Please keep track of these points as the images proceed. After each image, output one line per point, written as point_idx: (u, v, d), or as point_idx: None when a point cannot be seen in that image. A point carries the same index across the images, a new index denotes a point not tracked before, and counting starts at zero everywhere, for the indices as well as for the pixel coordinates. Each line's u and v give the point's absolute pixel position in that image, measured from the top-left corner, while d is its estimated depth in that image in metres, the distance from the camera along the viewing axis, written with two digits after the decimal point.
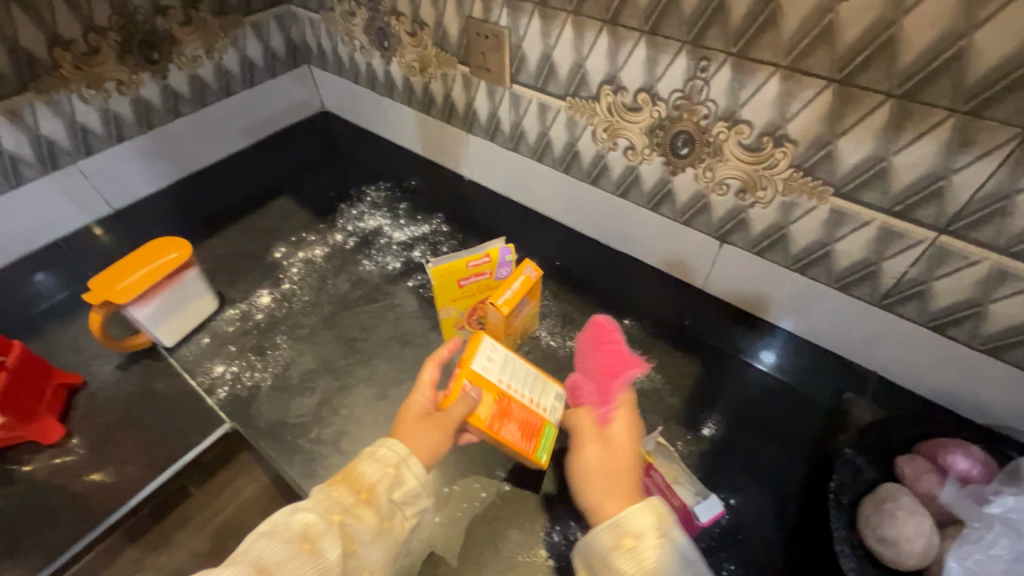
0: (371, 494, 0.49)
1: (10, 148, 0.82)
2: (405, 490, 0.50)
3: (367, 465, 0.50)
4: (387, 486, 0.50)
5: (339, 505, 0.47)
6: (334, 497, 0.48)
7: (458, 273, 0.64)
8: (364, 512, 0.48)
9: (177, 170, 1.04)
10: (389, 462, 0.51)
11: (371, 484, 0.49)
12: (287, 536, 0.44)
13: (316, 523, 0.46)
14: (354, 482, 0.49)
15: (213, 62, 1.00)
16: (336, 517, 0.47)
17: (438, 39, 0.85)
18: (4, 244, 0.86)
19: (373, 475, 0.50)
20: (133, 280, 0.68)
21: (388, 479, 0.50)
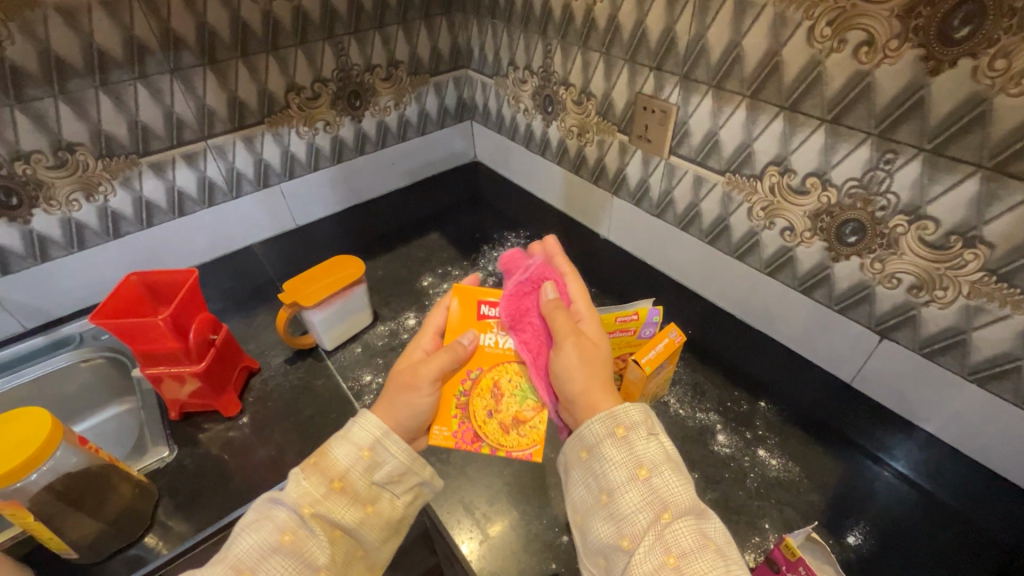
0: (342, 482, 0.49)
1: (239, 166, 1.00)
2: (385, 468, 0.50)
3: (339, 448, 0.50)
4: (360, 471, 0.49)
5: (311, 496, 0.48)
6: (299, 491, 0.48)
7: (605, 326, 0.65)
8: (337, 502, 0.48)
9: (350, 199, 1.19)
10: (363, 445, 0.50)
11: (343, 471, 0.49)
12: (261, 531, 0.45)
13: (292, 518, 0.46)
14: (321, 474, 0.49)
15: (398, 112, 1.16)
16: (307, 508, 0.47)
17: (602, 109, 0.92)
18: (214, 243, 1.04)
19: (346, 462, 0.49)
20: (318, 287, 0.79)
21: (361, 466, 0.49)
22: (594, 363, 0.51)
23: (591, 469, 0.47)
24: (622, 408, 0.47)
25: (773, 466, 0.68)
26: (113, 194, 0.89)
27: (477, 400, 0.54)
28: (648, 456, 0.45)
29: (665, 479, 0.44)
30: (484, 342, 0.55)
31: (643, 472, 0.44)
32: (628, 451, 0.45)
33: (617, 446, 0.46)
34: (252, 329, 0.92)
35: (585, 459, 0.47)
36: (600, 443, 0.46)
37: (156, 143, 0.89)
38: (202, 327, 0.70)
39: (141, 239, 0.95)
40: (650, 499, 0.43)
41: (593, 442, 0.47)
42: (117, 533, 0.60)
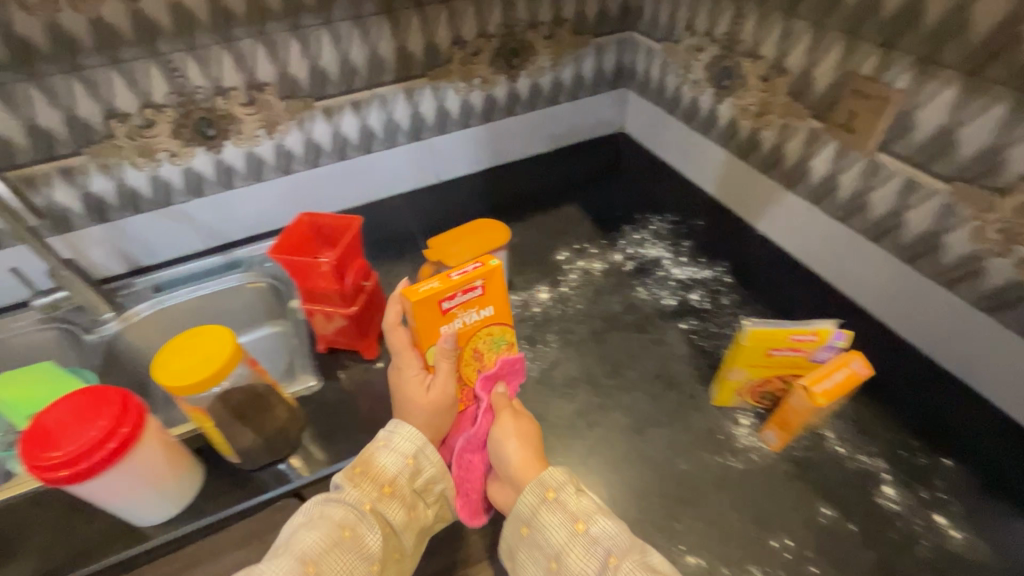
0: (391, 486, 0.57)
1: (397, 117, 1.02)
2: (425, 477, 0.59)
3: (387, 457, 0.58)
4: (405, 476, 0.58)
5: (367, 497, 0.56)
6: (357, 494, 0.56)
7: (776, 342, 0.58)
8: (389, 504, 0.56)
9: (491, 160, 1.18)
10: (408, 453, 0.59)
11: (392, 477, 0.58)
12: (324, 524, 0.53)
13: (350, 513, 0.54)
14: (372, 481, 0.57)
15: (554, 74, 1.11)
16: (367, 505, 0.55)
17: (796, 88, 0.80)
18: (364, 189, 1.09)
19: (394, 469, 0.58)
20: (462, 249, 0.79)
21: (405, 473, 0.58)
22: (525, 428, 0.63)
23: (534, 542, 0.55)
24: (547, 474, 0.57)
25: (955, 539, 0.58)
26: (288, 134, 0.95)
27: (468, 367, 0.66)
28: (580, 511, 0.54)
29: (600, 526, 0.53)
30: (460, 328, 0.62)
31: (580, 526, 0.53)
32: (561, 513, 0.54)
33: (552, 510, 0.55)
34: (392, 278, 0.96)
35: (527, 533, 0.55)
36: (538, 510, 0.55)
37: (331, 88, 0.94)
38: (358, 273, 0.74)
39: (306, 178, 1.02)
40: (595, 546, 0.51)
41: (529, 514, 0.56)
42: (268, 451, 0.66)
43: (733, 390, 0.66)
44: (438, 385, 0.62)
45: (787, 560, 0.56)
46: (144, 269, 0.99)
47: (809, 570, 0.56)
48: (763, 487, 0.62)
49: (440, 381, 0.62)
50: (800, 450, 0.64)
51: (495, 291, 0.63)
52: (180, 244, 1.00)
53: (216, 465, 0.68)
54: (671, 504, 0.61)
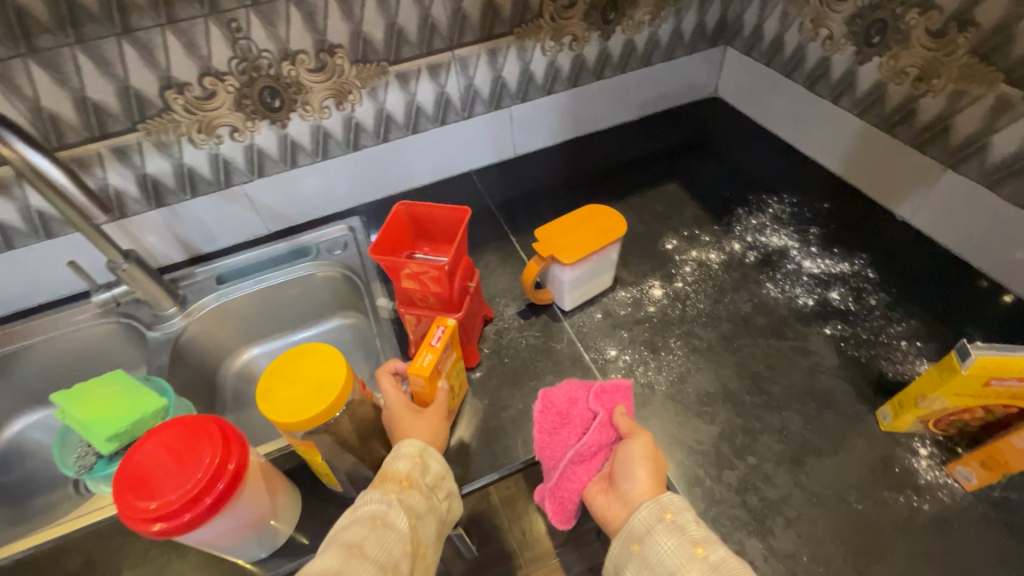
0: (410, 480, 0.51)
1: (477, 83, 0.90)
2: (435, 472, 0.52)
3: (396, 462, 0.52)
4: (419, 471, 0.52)
5: (390, 488, 0.50)
6: (378, 492, 0.50)
7: (1004, 372, 0.47)
8: (412, 494, 0.50)
9: (573, 131, 1.06)
10: (413, 453, 0.52)
11: (409, 471, 0.51)
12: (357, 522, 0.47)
13: (378, 506, 0.48)
14: (387, 480, 0.51)
15: (651, 30, 0.96)
16: (393, 494, 0.49)
17: (984, 46, 0.65)
18: (436, 165, 0.98)
19: (407, 465, 0.52)
20: (575, 242, 0.69)
21: (417, 469, 0.52)
22: (652, 452, 0.51)
23: (643, 561, 0.46)
24: (668, 495, 0.48)
25: None
26: (359, 104, 0.84)
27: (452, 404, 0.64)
28: (700, 534, 0.45)
29: (722, 556, 0.44)
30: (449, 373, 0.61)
31: (699, 551, 0.44)
32: (681, 535, 0.45)
33: (668, 531, 0.46)
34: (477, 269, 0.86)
35: (637, 551, 0.46)
36: (652, 530, 0.46)
37: (407, 50, 0.81)
38: (465, 275, 0.64)
39: (375, 155, 0.91)
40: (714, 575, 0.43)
41: (642, 531, 0.47)
42: (372, 477, 0.59)
43: (918, 417, 0.56)
44: (434, 418, 0.57)
45: None
46: (204, 258, 0.90)
47: None
48: (961, 534, 0.52)
49: (434, 416, 0.58)
50: (1003, 490, 0.54)
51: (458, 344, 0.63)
52: (241, 230, 0.91)
53: (314, 490, 0.61)
54: (852, 552, 0.52)
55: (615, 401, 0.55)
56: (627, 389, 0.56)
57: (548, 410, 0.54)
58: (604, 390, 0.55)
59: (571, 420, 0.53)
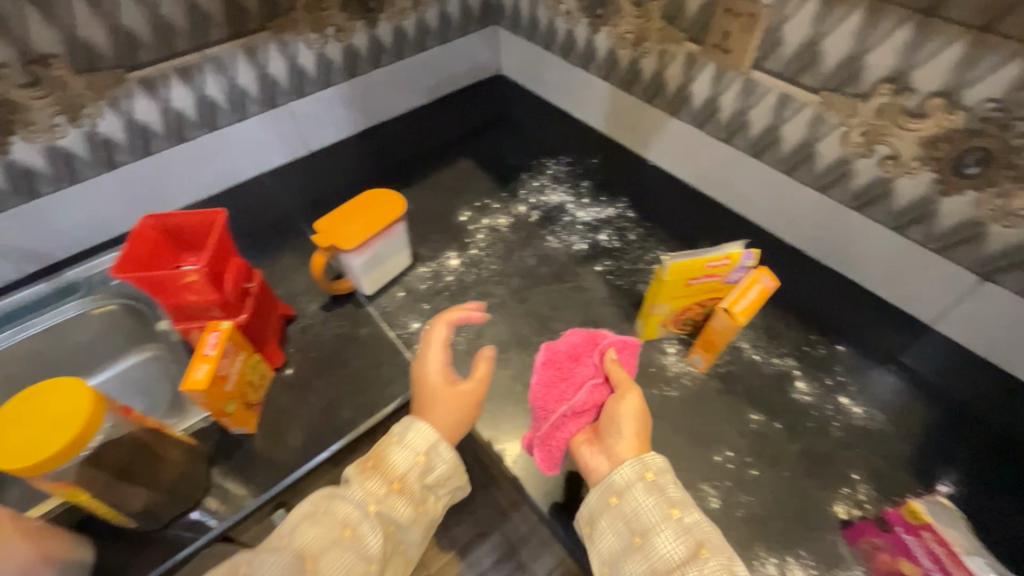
0: (401, 483, 0.51)
1: (242, 83, 0.86)
2: (438, 474, 0.53)
3: (396, 452, 0.52)
4: (417, 474, 0.52)
5: (371, 496, 0.50)
6: (363, 490, 0.50)
7: (693, 272, 0.59)
8: (394, 504, 0.50)
9: (366, 121, 1.06)
10: (420, 450, 0.52)
11: (402, 474, 0.51)
12: (329, 520, 0.48)
13: (354, 512, 0.49)
14: (382, 472, 0.51)
15: (417, 16, 1.00)
16: (372, 506, 0.50)
17: (668, 12, 0.79)
18: (220, 173, 0.93)
19: (403, 466, 0.52)
20: (356, 228, 0.70)
21: (416, 469, 0.52)
22: (644, 415, 0.54)
23: (620, 513, 0.49)
24: (651, 455, 0.50)
25: (858, 414, 0.64)
26: (100, 118, 0.76)
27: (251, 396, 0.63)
28: (679, 497, 0.48)
29: (696, 519, 0.47)
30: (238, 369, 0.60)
31: (676, 511, 0.47)
32: (660, 494, 0.48)
33: (648, 489, 0.49)
34: (278, 272, 0.84)
35: (615, 504, 0.49)
36: (631, 486, 0.49)
37: (144, 54, 0.75)
38: (236, 276, 0.61)
39: (140, 171, 0.84)
40: (686, 537, 0.46)
41: (622, 485, 0.49)
42: (170, 503, 0.57)
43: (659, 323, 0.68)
44: (463, 397, 0.56)
45: (730, 470, 0.60)
46: None
47: (751, 474, 0.60)
48: (698, 406, 0.65)
49: (465, 396, 0.56)
50: (726, 366, 0.69)
51: (245, 340, 0.61)
52: None
53: (109, 535, 0.57)
54: None
55: (620, 360, 0.58)
56: (634, 346, 0.59)
57: (550, 361, 0.57)
58: (615, 348, 0.58)
59: (577, 373, 0.56)
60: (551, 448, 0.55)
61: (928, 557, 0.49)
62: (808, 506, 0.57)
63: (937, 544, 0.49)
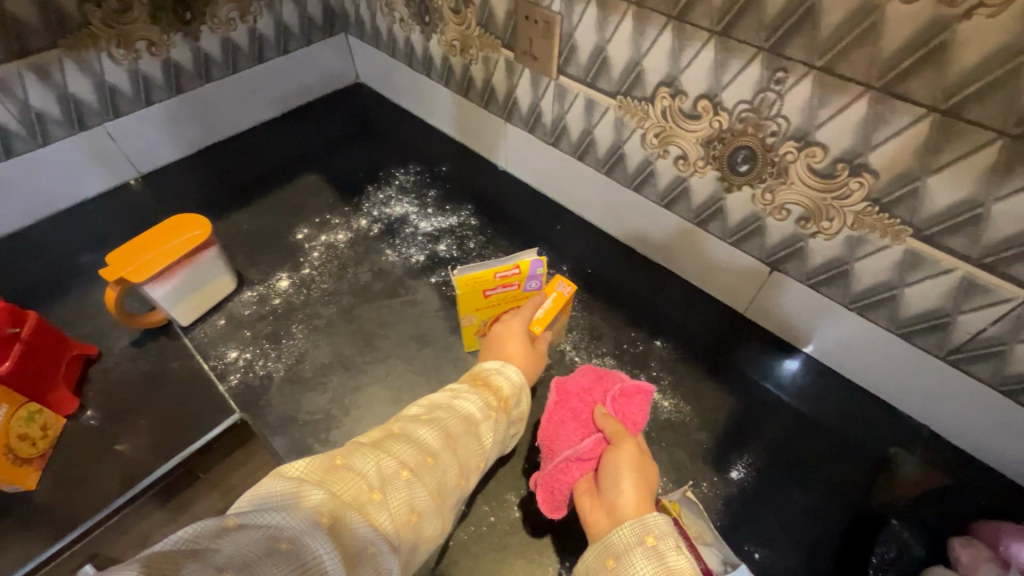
0: (506, 404, 0.53)
1: (37, 105, 0.80)
2: (522, 409, 0.55)
3: (499, 380, 0.54)
4: (515, 402, 0.54)
5: (489, 405, 0.51)
6: (482, 399, 0.51)
7: (486, 283, 0.59)
8: (501, 419, 0.51)
9: (205, 137, 1.01)
10: (516, 383, 0.54)
11: (507, 396, 0.53)
12: (454, 414, 0.48)
13: (477, 413, 0.49)
14: (490, 392, 0.52)
15: (247, 26, 0.95)
16: (474, 424, 0.49)
17: (483, 19, 0.79)
18: (28, 203, 0.85)
19: (508, 388, 0.53)
20: (152, 258, 0.66)
21: (512, 398, 0.53)
22: (645, 467, 0.51)
23: None
24: (654, 516, 0.45)
25: (666, 407, 0.66)
26: None
27: (27, 449, 0.59)
28: (682, 568, 0.42)
29: None
30: None
31: None
32: (659, 563, 0.42)
33: (648, 556, 0.43)
34: (90, 307, 0.78)
35: (611, 569, 0.43)
36: (626, 554, 0.43)
37: None
38: None
39: None
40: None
41: (619, 548, 0.44)
42: None
43: (475, 334, 0.68)
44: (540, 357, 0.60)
45: None
46: None
47: None
48: None
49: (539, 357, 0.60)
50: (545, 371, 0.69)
51: None
52: None
53: None
54: None
55: (632, 407, 0.56)
56: (647, 393, 0.58)
57: (564, 400, 0.57)
58: (623, 394, 0.57)
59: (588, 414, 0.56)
60: (553, 491, 0.54)
61: None
62: None
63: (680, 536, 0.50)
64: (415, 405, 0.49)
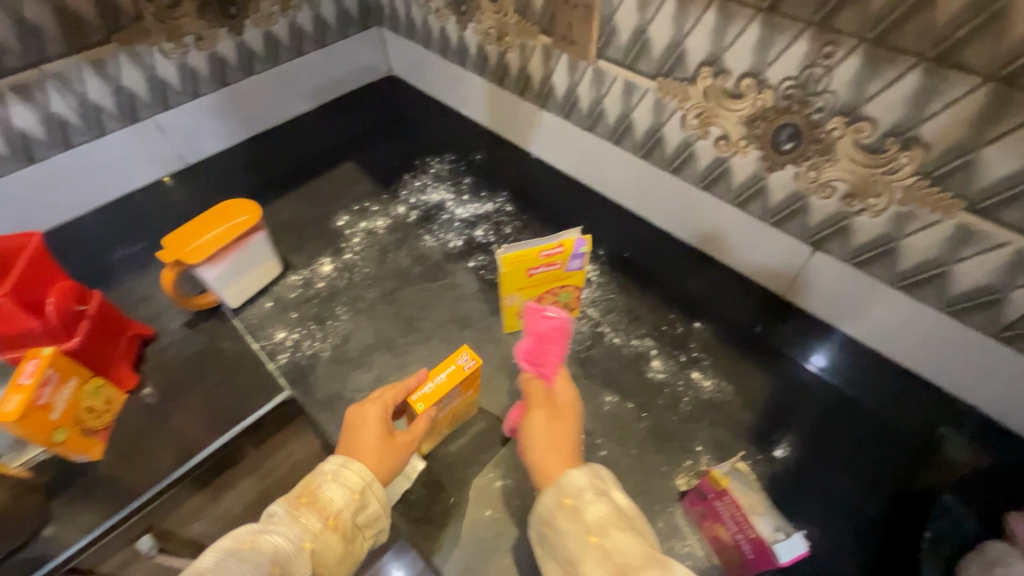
0: (337, 519, 0.49)
1: (94, 98, 0.83)
2: (369, 514, 0.51)
3: (332, 489, 0.50)
4: (352, 512, 0.50)
5: (307, 531, 0.47)
6: (298, 527, 0.47)
7: (530, 262, 0.61)
8: (330, 539, 0.48)
9: (246, 129, 1.04)
10: (353, 488, 0.50)
11: (338, 510, 0.49)
12: (260, 553, 0.45)
13: (288, 546, 0.46)
14: (318, 509, 0.49)
15: (287, 20, 0.98)
16: (333, 521, 0.48)
17: (520, 7, 0.80)
18: (82, 192, 0.89)
19: (340, 502, 0.49)
20: (205, 241, 0.69)
21: (352, 506, 0.50)
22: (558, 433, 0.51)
23: (553, 542, 0.45)
24: (568, 479, 0.46)
25: (707, 387, 0.67)
26: None
27: (92, 422, 0.62)
28: (596, 522, 0.43)
29: (617, 540, 0.43)
30: (66, 397, 0.58)
31: (593, 537, 0.43)
32: (574, 520, 0.44)
33: (567, 516, 0.45)
34: (145, 290, 0.82)
35: (545, 533, 0.46)
36: (552, 518, 0.46)
37: None
38: (63, 298, 0.60)
39: None
40: (608, 563, 0.41)
41: (546, 514, 0.46)
42: None
43: (516, 314, 0.69)
44: (399, 448, 0.55)
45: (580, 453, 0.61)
46: None
47: (599, 455, 0.61)
48: None
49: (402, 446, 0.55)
50: (586, 351, 0.70)
51: (74, 365, 0.60)
52: None
53: None
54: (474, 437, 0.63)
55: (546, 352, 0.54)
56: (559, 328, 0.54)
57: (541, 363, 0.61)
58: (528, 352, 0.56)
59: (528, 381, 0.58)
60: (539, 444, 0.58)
61: (732, 520, 0.48)
62: (651, 480, 0.59)
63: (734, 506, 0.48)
64: (207, 552, 0.45)
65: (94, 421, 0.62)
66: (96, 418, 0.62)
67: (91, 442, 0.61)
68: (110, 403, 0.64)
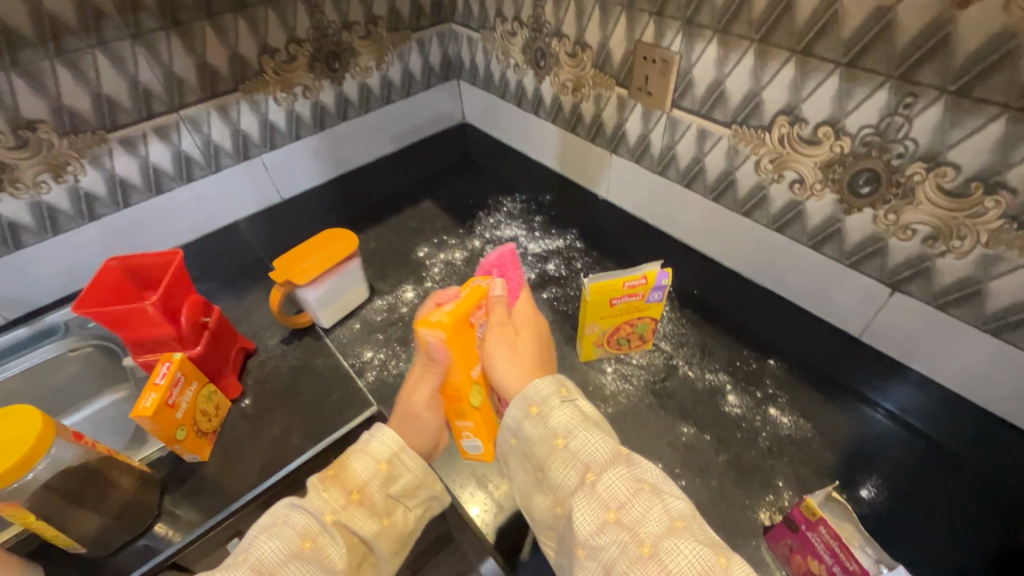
0: (361, 494, 0.51)
1: (216, 139, 0.94)
2: (403, 484, 0.53)
3: (357, 463, 0.52)
4: (378, 485, 0.52)
5: (330, 505, 0.49)
6: (322, 500, 0.49)
7: (613, 291, 0.64)
8: (357, 512, 0.49)
9: (335, 168, 1.14)
10: (380, 458, 0.52)
11: (362, 484, 0.51)
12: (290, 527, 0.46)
13: (315, 523, 0.47)
14: (342, 483, 0.51)
15: (381, 74, 1.09)
16: (356, 494, 0.50)
17: (599, 62, 0.87)
18: (195, 220, 0.99)
19: (365, 475, 0.51)
20: (310, 264, 0.76)
21: (380, 476, 0.52)
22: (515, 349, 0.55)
23: (523, 453, 0.50)
24: (534, 388, 0.50)
25: (786, 424, 0.67)
26: (83, 174, 0.84)
27: (205, 424, 0.67)
28: (561, 425, 0.48)
29: (581, 440, 0.47)
30: (188, 399, 0.64)
31: (560, 441, 0.47)
32: (542, 426, 0.49)
33: (532, 422, 0.49)
34: (244, 310, 0.89)
35: (513, 445, 0.51)
36: (520, 426, 0.50)
37: (124, 117, 0.83)
38: (194, 308, 0.68)
39: (119, 220, 0.91)
40: (577, 464, 0.46)
41: (515, 426, 0.51)
42: (123, 529, 0.60)
43: (592, 342, 0.71)
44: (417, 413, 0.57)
45: None
46: None
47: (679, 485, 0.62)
48: (634, 421, 0.68)
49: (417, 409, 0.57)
50: (661, 383, 0.72)
51: (197, 371, 0.66)
52: None
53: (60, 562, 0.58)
54: None
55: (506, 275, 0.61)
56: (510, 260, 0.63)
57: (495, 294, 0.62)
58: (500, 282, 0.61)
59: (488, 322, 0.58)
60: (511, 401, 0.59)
61: (827, 552, 0.49)
62: (734, 515, 0.59)
63: (830, 536, 0.48)
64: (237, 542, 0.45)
65: (207, 424, 0.67)
66: (209, 423, 0.68)
67: (203, 443, 0.66)
68: (219, 410, 0.70)
